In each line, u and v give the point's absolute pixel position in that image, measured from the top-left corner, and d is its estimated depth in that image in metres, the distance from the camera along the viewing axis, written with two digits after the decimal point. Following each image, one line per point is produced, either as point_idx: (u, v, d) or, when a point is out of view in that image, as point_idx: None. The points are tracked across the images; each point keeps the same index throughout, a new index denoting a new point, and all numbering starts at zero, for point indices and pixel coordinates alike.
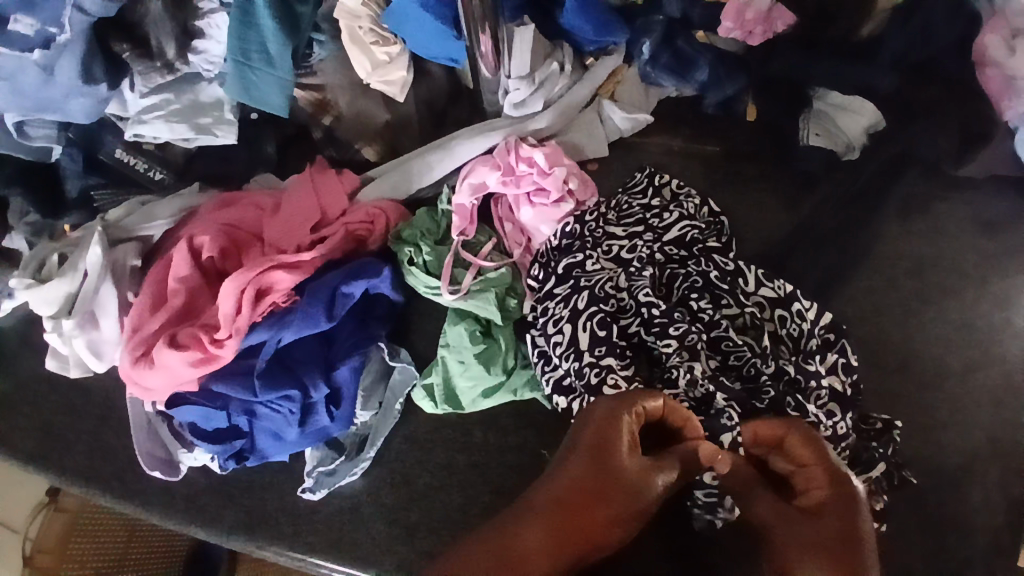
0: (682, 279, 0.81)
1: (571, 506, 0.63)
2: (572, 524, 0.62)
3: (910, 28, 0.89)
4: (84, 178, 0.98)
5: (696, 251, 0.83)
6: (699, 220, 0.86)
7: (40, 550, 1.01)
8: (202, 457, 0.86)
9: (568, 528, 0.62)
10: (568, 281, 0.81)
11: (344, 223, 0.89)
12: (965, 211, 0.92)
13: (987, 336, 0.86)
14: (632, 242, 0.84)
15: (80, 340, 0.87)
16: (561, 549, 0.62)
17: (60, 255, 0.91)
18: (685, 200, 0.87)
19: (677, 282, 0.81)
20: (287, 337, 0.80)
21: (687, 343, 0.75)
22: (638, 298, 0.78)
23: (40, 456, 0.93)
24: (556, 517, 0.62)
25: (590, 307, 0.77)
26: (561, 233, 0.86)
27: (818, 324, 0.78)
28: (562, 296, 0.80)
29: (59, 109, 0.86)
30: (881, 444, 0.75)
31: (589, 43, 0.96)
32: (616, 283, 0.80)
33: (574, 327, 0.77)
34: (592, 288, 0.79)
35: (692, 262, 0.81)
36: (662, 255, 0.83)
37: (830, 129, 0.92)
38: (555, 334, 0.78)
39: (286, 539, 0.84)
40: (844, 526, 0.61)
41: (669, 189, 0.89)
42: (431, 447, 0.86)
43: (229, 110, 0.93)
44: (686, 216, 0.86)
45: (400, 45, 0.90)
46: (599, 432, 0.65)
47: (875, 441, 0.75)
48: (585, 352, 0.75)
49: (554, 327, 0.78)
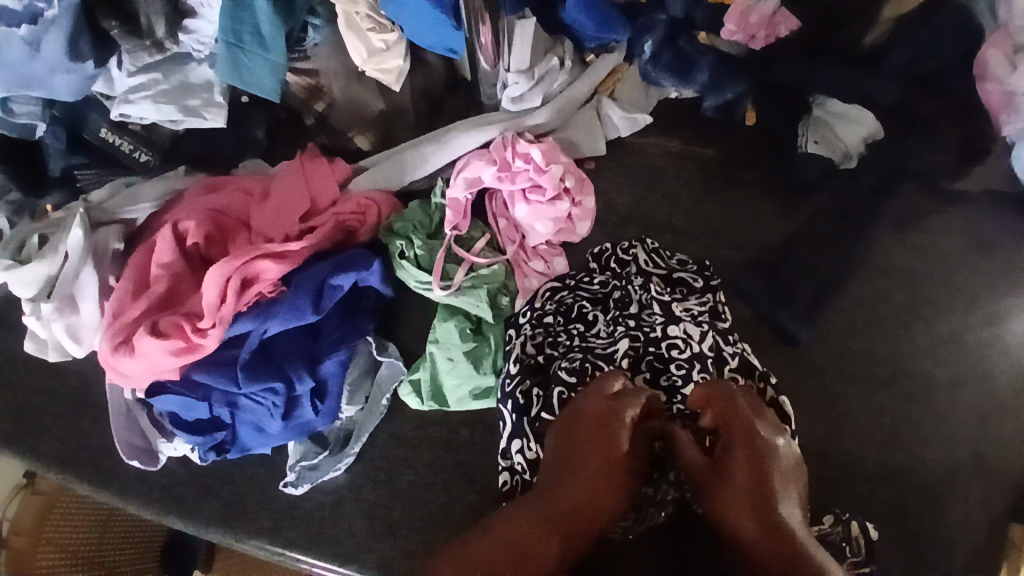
0: (648, 314, 0.78)
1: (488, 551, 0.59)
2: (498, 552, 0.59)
3: (914, 41, 0.87)
4: (67, 157, 0.95)
5: (703, 349, 0.76)
6: (684, 275, 0.85)
7: (16, 532, 0.90)
8: (181, 448, 0.84)
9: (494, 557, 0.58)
10: (562, 302, 0.82)
11: (335, 213, 0.86)
12: (959, 225, 0.91)
13: (976, 351, 0.87)
14: (607, 300, 0.83)
15: (58, 324, 0.85)
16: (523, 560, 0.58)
17: (42, 236, 0.88)
18: (667, 257, 0.88)
19: (643, 313, 0.78)
20: (273, 328, 0.79)
21: (633, 362, 0.76)
22: (589, 333, 0.79)
23: (13, 441, 0.90)
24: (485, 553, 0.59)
25: (568, 322, 0.81)
26: (543, 295, 0.84)
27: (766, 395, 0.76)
28: (549, 323, 0.81)
29: (44, 85, 0.82)
30: (844, 544, 0.72)
31: (590, 40, 0.94)
32: (585, 331, 0.80)
33: (541, 329, 0.80)
34: (567, 326, 0.80)
35: (696, 374, 0.74)
36: (637, 307, 0.79)
37: (830, 137, 0.91)
38: (531, 338, 0.80)
39: (265, 534, 0.83)
40: (761, 484, 0.62)
41: (645, 248, 0.87)
42: (416, 445, 0.85)
43: (219, 92, 0.90)
44: (659, 272, 0.86)
45: (397, 32, 0.87)
46: (596, 429, 0.64)
47: (846, 514, 0.77)
48: (574, 333, 0.79)
49: (547, 348, 0.79)
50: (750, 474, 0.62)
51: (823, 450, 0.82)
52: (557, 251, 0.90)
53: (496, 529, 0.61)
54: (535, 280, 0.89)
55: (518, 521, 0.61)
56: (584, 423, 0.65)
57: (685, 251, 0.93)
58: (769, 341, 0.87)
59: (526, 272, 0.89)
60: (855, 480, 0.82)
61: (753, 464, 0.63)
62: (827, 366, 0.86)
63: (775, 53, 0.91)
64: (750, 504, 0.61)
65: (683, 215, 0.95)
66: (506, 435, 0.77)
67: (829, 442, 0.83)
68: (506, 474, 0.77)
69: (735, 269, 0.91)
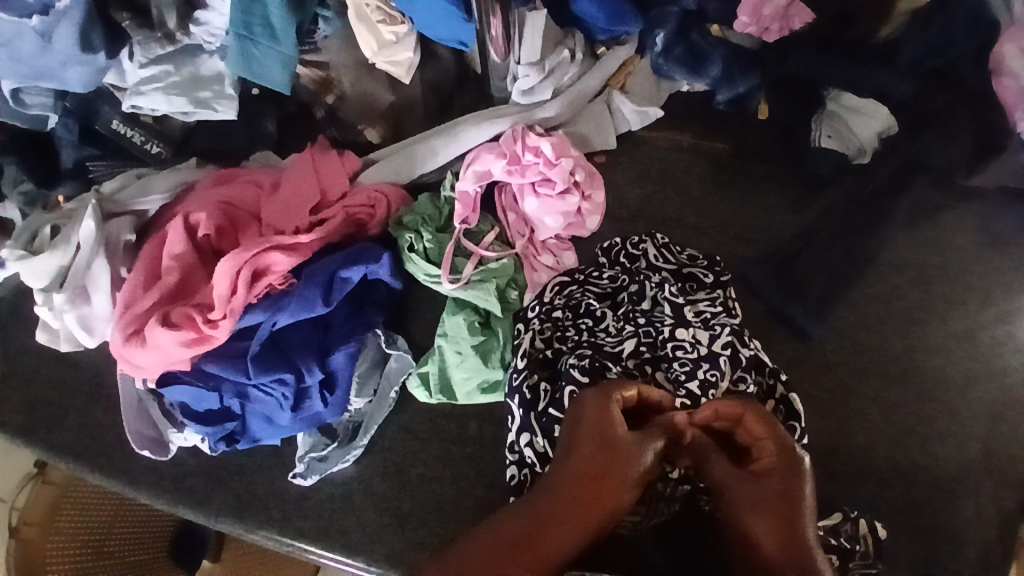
0: (658, 313, 0.78)
1: (500, 546, 0.57)
2: (510, 551, 0.57)
3: (927, 36, 0.85)
4: (79, 148, 0.96)
5: (713, 349, 0.74)
6: (695, 270, 0.84)
7: (27, 522, 0.91)
8: (192, 438, 0.85)
9: (506, 557, 0.56)
10: (571, 298, 0.82)
11: (345, 206, 0.87)
12: (973, 221, 0.90)
13: (989, 348, 0.86)
14: (616, 295, 0.83)
15: (71, 314, 0.85)
16: (528, 553, 0.57)
17: (54, 227, 0.89)
18: (672, 249, 0.87)
19: (655, 311, 0.78)
20: (283, 320, 0.79)
21: (641, 359, 0.76)
22: (599, 330, 0.80)
23: (28, 430, 0.91)
24: (496, 549, 0.57)
25: (578, 319, 0.80)
26: (551, 288, 0.83)
27: (776, 395, 0.75)
28: (557, 317, 0.81)
29: (56, 78, 0.82)
30: (853, 542, 0.72)
31: (601, 32, 0.92)
32: (593, 326, 0.80)
33: (551, 324, 0.80)
34: (576, 321, 0.80)
35: (703, 373, 0.73)
36: (648, 304, 0.79)
37: (843, 131, 0.90)
38: (541, 333, 0.80)
39: (274, 524, 0.83)
40: (786, 498, 0.59)
41: (657, 244, 0.86)
42: (425, 437, 0.85)
43: (230, 85, 0.90)
44: (669, 267, 0.84)
45: (407, 25, 0.87)
46: (595, 429, 0.64)
47: (855, 512, 0.77)
48: (584, 330, 0.79)
49: (555, 342, 0.79)
50: (773, 488, 0.60)
51: (832, 449, 0.82)
52: (566, 245, 0.90)
53: (501, 523, 0.60)
54: (544, 274, 0.89)
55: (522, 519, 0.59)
56: (585, 420, 0.65)
57: (695, 246, 0.92)
58: (779, 337, 0.87)
59: (535, 267, 0.89)
60: (864, 478, 0.81)
61: (780, 481, 0.61)
62: (838, 363, 0.85)
63: (789, 46, 0.89)
64: (779, 523, 0.58)
65: (694, 209, 0.94)
66: (513, 429, 0.77)
67: (839, 439, 0.82)
68: (514, 467, 0.77)
69: (745, 264, 0.90)
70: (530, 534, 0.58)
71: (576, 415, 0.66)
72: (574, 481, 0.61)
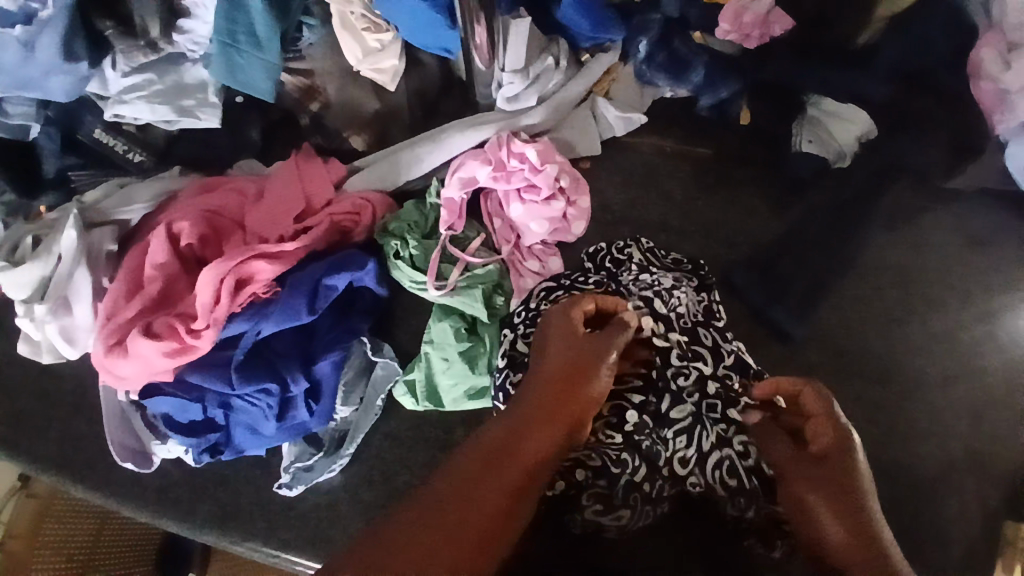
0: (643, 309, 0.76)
1: (483, 454, 0.56)
2: (493, 456, 0.56)
3: (904, 41, 0.87)
4: (61, 158, 0.95)
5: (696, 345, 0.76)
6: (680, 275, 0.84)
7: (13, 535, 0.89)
8: (176, 449, 0.84)
9: (491, 461, 0.56)
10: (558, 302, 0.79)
11: (330, 214, 0.86)
12: (953, 223, 0.91)
13: (971, 348, 0.86)
14: None
15: (53, 325, 0.85)
16: (508, 458, 0.56)
17: (36, 237, 0.87)
18: (656, 253, 0.87)
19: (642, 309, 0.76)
20: (267, 329, 0.78)
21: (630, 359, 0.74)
22: None
23: (10, 442, 0.90)
24: (480, 456, 0.56)
25: None
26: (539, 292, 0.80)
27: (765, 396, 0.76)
28: None
29: (39, 88, 0.81)
30: None
31: (584, 39, 0.94)
32: None
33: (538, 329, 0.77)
34: None
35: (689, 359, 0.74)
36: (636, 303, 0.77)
37: (823, 136, 0.91)
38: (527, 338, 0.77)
39: (260, 534, 0.83)
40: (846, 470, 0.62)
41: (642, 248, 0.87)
42: (412, 445, 0.85)
43: (212, 93, 0.89)
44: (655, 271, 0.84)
45: (392, 33, 0.87)
46: (563, 336, 0.67)
47: None
48: None
49: None
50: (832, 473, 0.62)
51: None
52: (552, 251, 0.90)
53: (483, 437, 0.59)
54: (530, 279, 0.88)
55: (501, 429, 0.59)
56: (552, 330, 0.67)
57: (678, 250, 0.93)
58: (764, 340, 0.87)
59: (521, 273, 0.89)
60: None
61: (846, 460, 0.62)
62: (821, 365, 0.86)
63: (770, 52, 0.90)
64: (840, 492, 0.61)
65: (678, 214, 0.94)
66: None
67: None
68: None
69: (731, 268, 0.90)
70: (507, 440, 0.58)
71: (545, 328, 0.68)
72: (544, 384, 0.63)
